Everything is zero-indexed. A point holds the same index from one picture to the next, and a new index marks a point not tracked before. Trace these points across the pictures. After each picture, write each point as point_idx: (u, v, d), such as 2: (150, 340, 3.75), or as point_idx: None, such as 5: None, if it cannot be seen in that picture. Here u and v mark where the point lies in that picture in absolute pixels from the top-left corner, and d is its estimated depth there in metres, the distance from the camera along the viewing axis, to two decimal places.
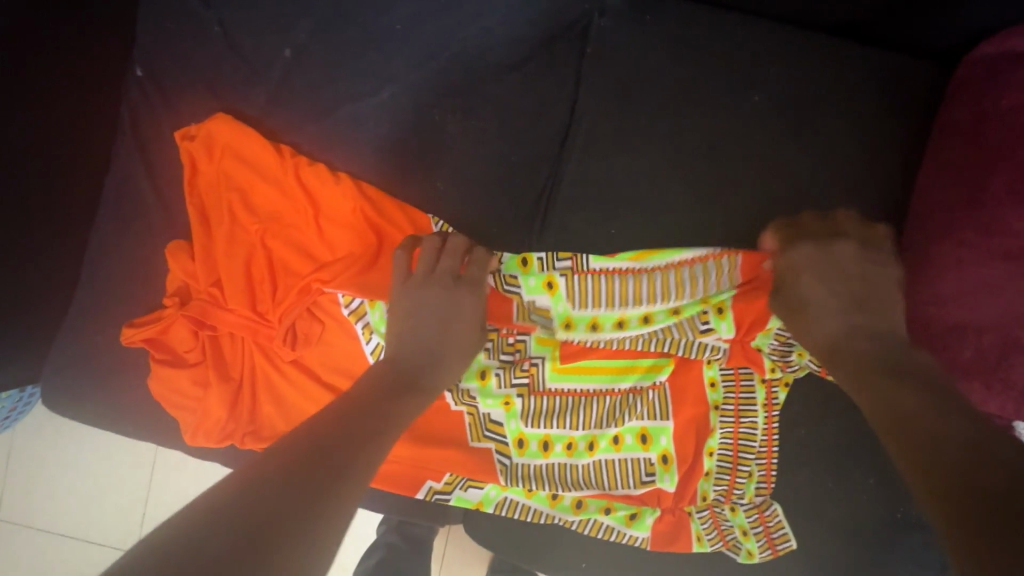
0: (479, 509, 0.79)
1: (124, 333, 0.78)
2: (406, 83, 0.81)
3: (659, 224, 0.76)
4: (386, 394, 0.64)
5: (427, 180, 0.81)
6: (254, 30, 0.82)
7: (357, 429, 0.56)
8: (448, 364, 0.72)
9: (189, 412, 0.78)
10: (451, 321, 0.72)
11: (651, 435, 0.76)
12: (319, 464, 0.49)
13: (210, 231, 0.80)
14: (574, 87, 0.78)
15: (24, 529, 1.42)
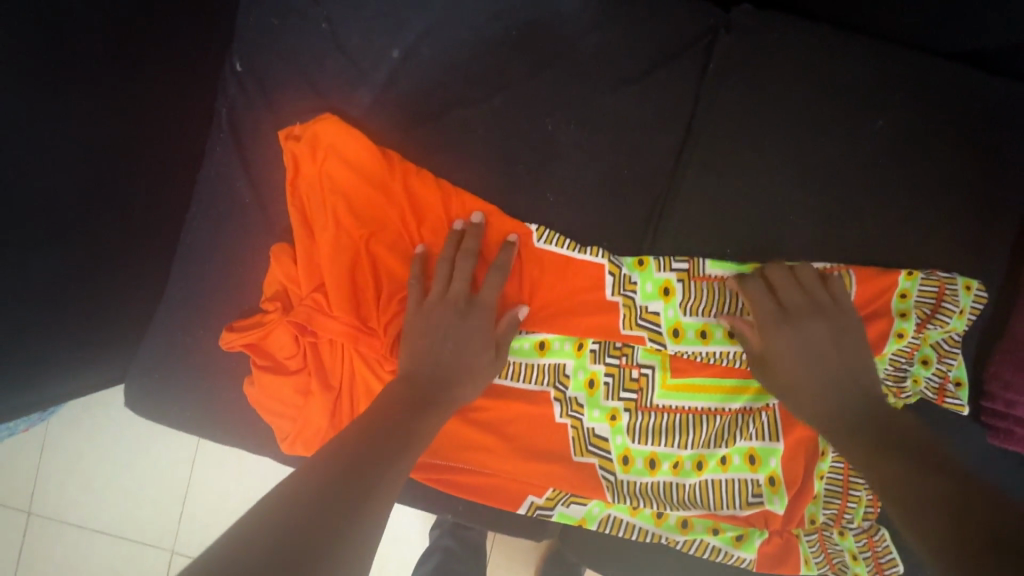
0: (582, 525, 0.79)
1: (223, 337, 0.76)
2: (518, 91, 0.79)
3: (772, 245, 0.76)
4: (394, 420, 0.64)
5: (535, 192, 0.79)
6: (361, 29, 0.79)
7: (364, 465, 0.55)
8: (465, 390, 0.72)
9: (289, 420, 0.77)
10: (464, 341, 0.73)
11: (759, 455, 0.76)
12: (328, 498, 0.48)
13: (312, 234, 0.77)
14: (693, 103, 0.77)
15: (59, 522, 1.39)
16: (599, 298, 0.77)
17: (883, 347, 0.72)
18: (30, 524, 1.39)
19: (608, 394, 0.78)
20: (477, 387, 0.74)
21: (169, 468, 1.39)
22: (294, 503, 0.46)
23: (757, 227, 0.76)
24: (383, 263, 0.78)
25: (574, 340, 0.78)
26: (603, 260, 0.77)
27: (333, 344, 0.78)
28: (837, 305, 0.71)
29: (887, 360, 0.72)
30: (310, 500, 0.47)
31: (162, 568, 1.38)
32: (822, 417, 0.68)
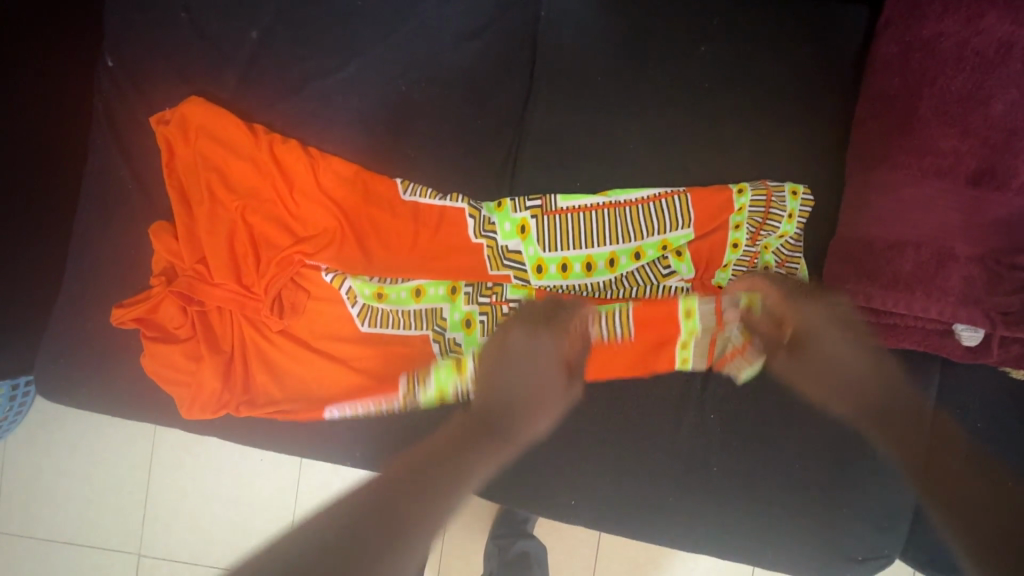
0: (441, 397, 0.83)
1: (113, 314, 0.80)
2: (372, 56, 0.84)
3: (619, 174, 0.81)
4: (468, 437, 0.71)
5: (399, 147, 0.85)
6: (220, 14, 0.85)
7: (414, 511, 0.56)
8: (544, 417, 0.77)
9: (184, 386, 0.81)
10: (546, 379, 0.75)
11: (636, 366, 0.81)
12: (371, 512, 0.54)
13: (191, 210, 0.82)
14: (532, 49, 0.83)
15: (22, 539, 1.36)
16: (464, 242, 0.82)
17: (723, 258, 0.79)
18: None
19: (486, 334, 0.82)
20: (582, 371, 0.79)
21: (127, 473, 1.36)
22: (313, 563, 0.46)
23: (603, 160, 0.81)
24: (259, 230, 0.82)
25: (448, 284, 0.84)
26: (462, 204, 0.82)
27: (224, 313, 0.83)
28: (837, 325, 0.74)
29: (729, 270, 0.79)
30: (371, 513, 0.54)
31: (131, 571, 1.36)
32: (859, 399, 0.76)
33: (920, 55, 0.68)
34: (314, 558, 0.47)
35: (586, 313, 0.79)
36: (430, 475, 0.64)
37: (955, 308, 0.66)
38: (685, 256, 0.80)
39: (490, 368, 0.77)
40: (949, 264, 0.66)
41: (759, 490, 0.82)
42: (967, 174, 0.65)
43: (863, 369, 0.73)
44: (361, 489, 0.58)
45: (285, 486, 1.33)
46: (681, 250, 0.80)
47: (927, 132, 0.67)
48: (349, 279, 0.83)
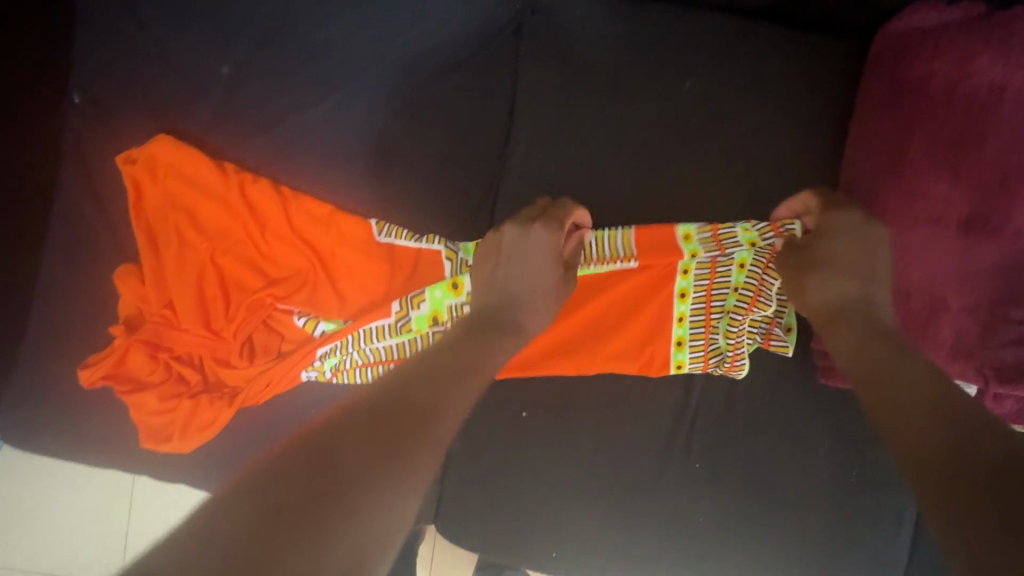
0: (437, 319, 0.76)
1: (82, 376, 0.77)
2: (347, 91, 0.82)
3: (602, 213, 0.78)
4: (458, 342, 0.58)
5: (375, 185, 0.82)
6: (191, 49, 0.83)
7: (420, 413, 0.46)
8: (527, 318, 0.66)
9: (163, 429, 0.78)
10: (540, 262, 0.67)
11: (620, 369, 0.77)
12: (387, 416, 0.44)
13: (157, 252, 0.79)
14: (512, 84, 0.80)
15: None
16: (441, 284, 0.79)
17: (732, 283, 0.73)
18: None
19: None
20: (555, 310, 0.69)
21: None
22: (295, 501, 0.35)
23: (586, 198, 0.79)
24: (228, 272, 0.80)
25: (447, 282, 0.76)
26: (439, 244, 0.78)
27: (190, 360, 0.80)
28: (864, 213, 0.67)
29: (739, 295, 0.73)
30: (389, 412, 0.45)
31: None
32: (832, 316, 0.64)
33: (910, 96, 0.65)
34: (349, 442, 0.41)
35: (583, 229, 0.73)
36: (440, 398, 0.49)
37: (947, 359, 0.65)
38: (691, 273, 0.73)
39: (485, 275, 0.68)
40: (940, 315, 0.64)
41: (750, 542, 0.79)
42: (960, 221, 0.63)
43: (852, 295, 0.63)
44: (353, 399, 0.46)
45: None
46: (687, 269, 0.74)
47: (916, 176, 0.64)
48: (320, 323, 0.79)
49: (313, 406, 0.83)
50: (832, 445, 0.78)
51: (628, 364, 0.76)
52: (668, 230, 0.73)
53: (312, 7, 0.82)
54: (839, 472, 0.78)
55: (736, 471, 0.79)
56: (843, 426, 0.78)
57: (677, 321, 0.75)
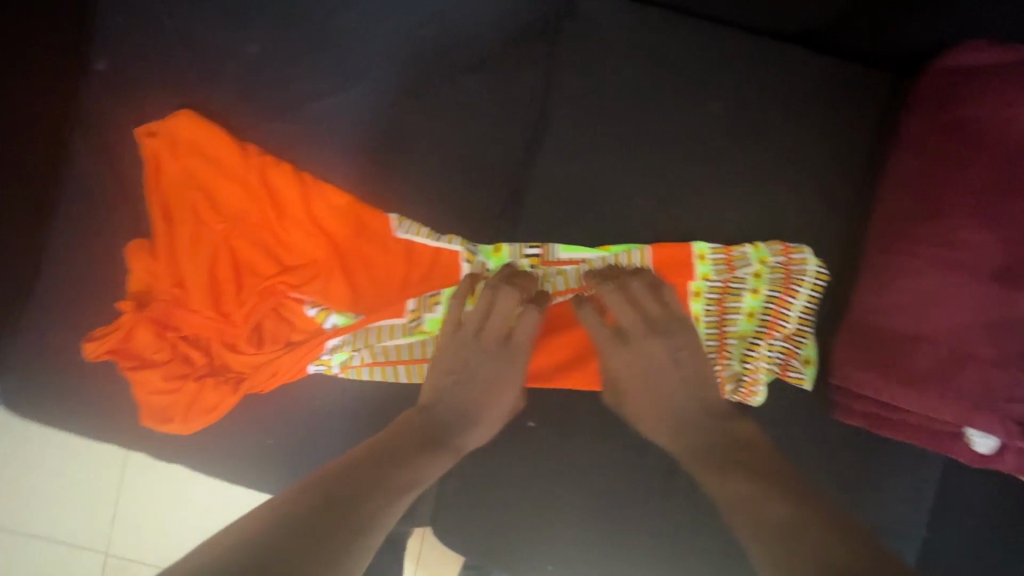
0: None
1: (86, 349, 0.76)
2: (372, 80, 0.80)
3: (624, 227, 0.76)
4: (417, 448, 0.67)
5: (391, 179, 0.79)
6: (220, 26, 0.81)
7: (374, 488, 0.60)
8: (472, 428, 0.72)
9: (167, 409, 0.77)
10: (473, 368, 0.73)
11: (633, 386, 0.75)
12: (348, 488, 0.58)
13: (170, 232, 0.78)
14: (542, 87, 0.78)
15: None
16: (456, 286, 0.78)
17: (747, 308, 0.73)
18: None
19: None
20: (506, 416, 0.75)
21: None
22: (285, 543, 0.50)
23: (609, 212, 0.77)
24: (242, 258, 0.78)
25: (464, 287, 0.76)
26: (458, 246, 0.77)
27: (197, 342, 0.78)
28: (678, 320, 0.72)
29: (755, 322, 0.73)
30: (349, 482, 0.59)
31: None
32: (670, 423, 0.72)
33: (953, 138, 0.64)
34: (320, 506, 0.55)
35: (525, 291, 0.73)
36: (391, 477, 0.62)
37: (967, 412, 0.63)
38: (704, 296, 0.75)
39: (433, 375, 0.73)
40: (964, 364, 0.63)
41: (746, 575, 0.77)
42: (994, 269, 0.62)
43: (688, 411, 0.71)
44: (323, 472, 0.60)
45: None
46: (698, 291, 0.75)
47: (952, 220, 0.63)
48: (332, 314, 0.78)
49: (315, 397, 0.81)
50: (847, 489, 0.75)
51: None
52: (684, 248, 0.74)
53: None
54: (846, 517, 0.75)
55: None
56: (855, 469, 0.75)
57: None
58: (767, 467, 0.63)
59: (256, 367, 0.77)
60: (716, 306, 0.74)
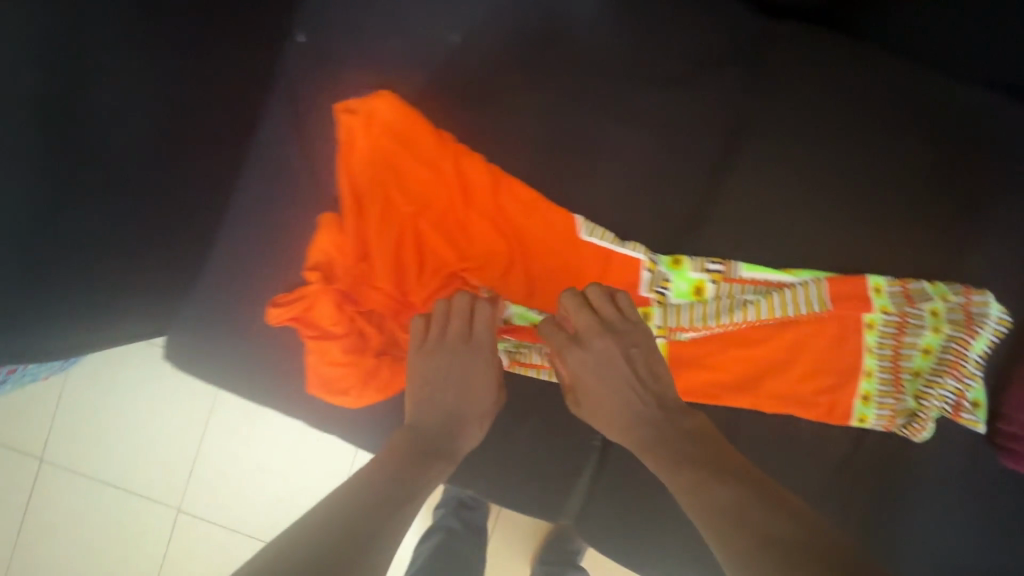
0: None
1: (269, 314, 0.78)
2: (571, 83, 0.82)
3: (810, 251, 0.77)
4: (410, 461, 0.66)
5: (582, 179, 0.80)
6: (427, 12, 0.83)
7: (383, 509, 0.59)
8: (465, 432, 0.73)
9: (339, 380, 0.79)
10: (468, 378, 0.74)
11: (800, 409, 0.76)
12: (362, 510, 0.57)
13: (359, 213, 0.79)
14: (740, 107, 0.80)
15: (68, 472, 1.39)
16: (633, 293, 0.79)
17: (924, 346, 0.75)
18: (37, 471, 1.40)
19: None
20: (485, 419, 0.75)
21: (186, 428, 1.39)
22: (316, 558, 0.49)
23: (794, 236, 0.78)
24: (424, 244, 0.80)
25: (638, 308, 0.78)
26: (640, 253, 0.78)
27: (379, 324, 0.80)
28: (628, 323, 0.72)
29: (931, 360, 0.75)
30: (366, 504, 0.58)
31: (166, 527, 1.39)
32: (627, 431, 0.69)
33: None
34: (340, 526, 0.54)
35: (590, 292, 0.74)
36: (397, 493, 0.61)
37: None
38: (877, 328, 0.75)
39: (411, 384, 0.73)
40: None
41: None
42: None
43: (649, 415, 0.69)
44: (340, 494, 0.59)
45: (336, 471, 1.36)
46: (873, 323, 0.75)
47: None
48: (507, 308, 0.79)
49: None
50: (998, 528, 0.76)
51: (802, 409, 0.76)
52: (861, 281, 0.75)
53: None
54: (996, 557, 0.76)
55: (897, 536, 0.76)
56: (1011, 512, 0.76)
57: (864, 375, 0.75)
58: (738, 462, 0.63)
59: None
60: (892, 341, 0.75)
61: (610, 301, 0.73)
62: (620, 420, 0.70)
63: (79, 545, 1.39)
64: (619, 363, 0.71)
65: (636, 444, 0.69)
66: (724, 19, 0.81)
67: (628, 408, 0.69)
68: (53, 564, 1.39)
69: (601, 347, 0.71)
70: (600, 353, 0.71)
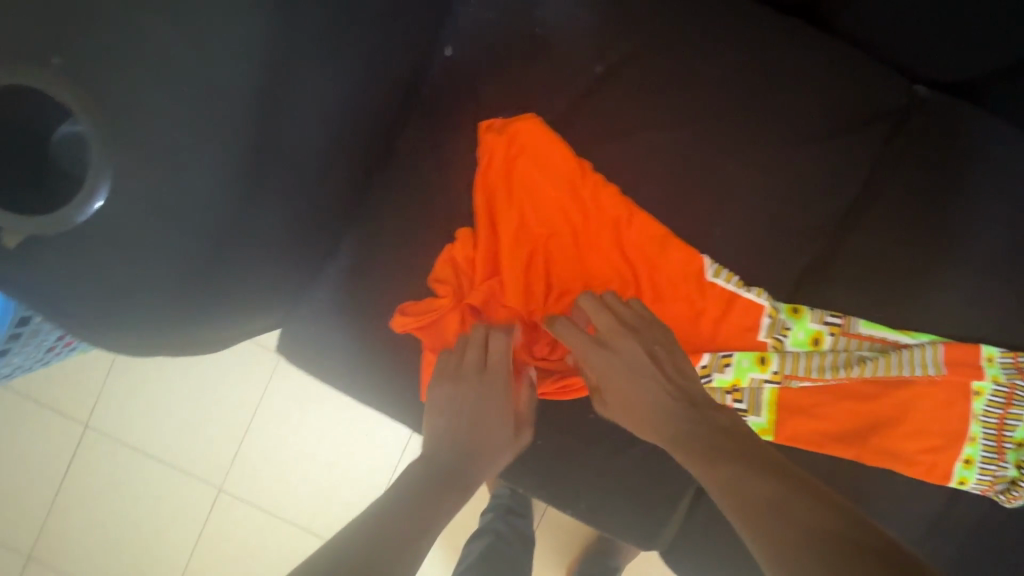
0: (735, 385, 0.81)
1: (395, 321, 0.78)
2: (710, 125, 0.82)
3: (923, 316, 0.80)
4: (439, 488, 0.69)
5: (710, 221, 0.83)
6: (574, 37, 0.83)
7: (418, 520, 0.64)
8: (482, 468, 0.74)
9: None
10: (479, 421, 0.75)
11: (905, 466, 0.79)
12: (412, 509, 0.65)
13: (494, 229, 0.81)
14: (874, 167, 0.81)
15: (110, 440, 1.33)
16: (751, 337, 0.81)
17: None
18: (77, 436, 1.33)
19: (749, 390, 0.81)
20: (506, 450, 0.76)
21: (232, 409, 1.32)
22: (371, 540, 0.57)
23: (911, 300, 0.81)
24: (553, 267, 0.82)
25: (755, 353, 0.80)
26: (764, 300, 0.80)
27: None
28: (638, 322, 0.77)
29: None
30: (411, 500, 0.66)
31: (206, 505, 1.32)
32: (657, 426, 0.73)
33: None
34: (387, 518, 0.61)
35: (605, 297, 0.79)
36: (402, 529, 0.61)
37: None
38: (985, 396, 0.78)
39: (431, 417, 0.76)
40: None
41: None
42: None
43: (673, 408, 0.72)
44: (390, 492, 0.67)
45: (385, 469, 1.32)
46: (982, 390, 0.78)
47: None
48: None
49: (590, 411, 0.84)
50: None
51: (904, 467, 0.79)
52: (975, 349, 0.78)
53: (705, 35, 0.82)
54: None
55: None
56: None
57: (968, 440, 0.78)
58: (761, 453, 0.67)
59: (552, 375, 0.81)
60: (999, 409, 0.78)
61: (623, 307, 0.78)
62: (649, 414, 0.74)
63: (110, 517, 1.33)
64: (642, 359, 0.75)
65: (663, 437, 0.72)
66: (875, 78, 0.81)
67: (657, 403, 0.73)
68: (82, 533, 1.33)
69: (628, 345, 0.75)
70: (632, 352, 0.75)
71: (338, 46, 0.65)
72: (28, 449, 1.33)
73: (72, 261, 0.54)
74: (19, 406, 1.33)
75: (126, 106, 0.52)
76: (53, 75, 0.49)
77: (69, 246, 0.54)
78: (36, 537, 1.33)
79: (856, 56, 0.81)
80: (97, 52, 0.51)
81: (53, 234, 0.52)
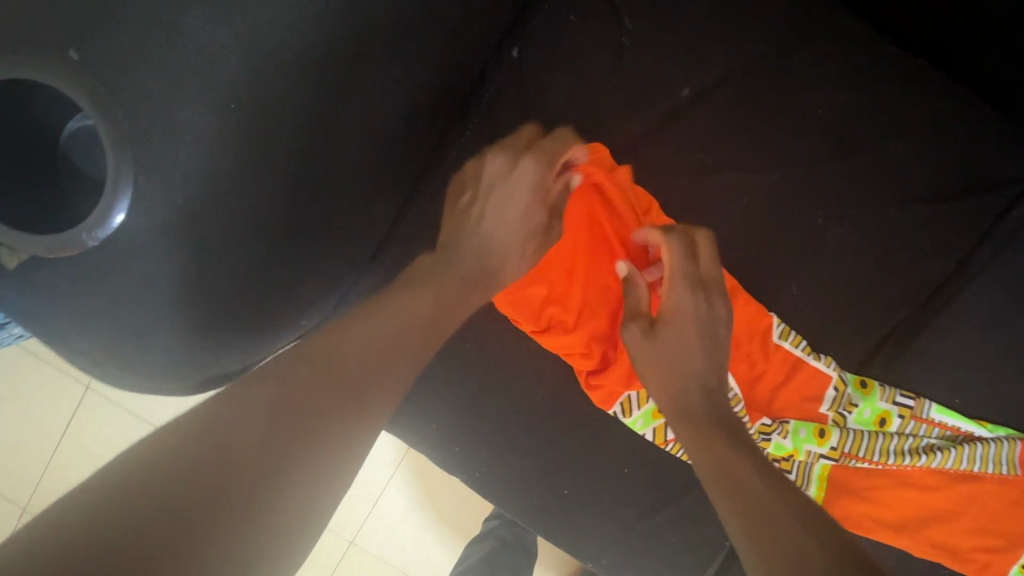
0: (788, 456, 0.73)
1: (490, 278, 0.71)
2: (797, 171, 0.74)
3: (998, 409, 0.74)
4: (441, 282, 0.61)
5: (784, 277, 0.75)
6: (661, 56, 0.75)
7: (372, 379, 0.51)
8: (505, 254, 0.65)
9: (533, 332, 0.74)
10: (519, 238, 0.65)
11: (955, 559, 0.73)
12: (317, 393, 0.46)
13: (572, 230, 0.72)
14: (972, 240, 0.73)
15: (112, 405, 1.26)
16: (810, 409, 0.74)
17: None
18: (78, 397, 1.25)
19: (800, 462, 0.74)
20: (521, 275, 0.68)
21: None
22: (181, 489, 0.36)
23: (990, 387, 0.74)
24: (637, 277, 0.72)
25: (814, 425, 0.73)
26: (832, 370, 0.73)
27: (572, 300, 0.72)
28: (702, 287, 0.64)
29: None
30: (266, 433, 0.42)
31: None
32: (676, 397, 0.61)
33: None
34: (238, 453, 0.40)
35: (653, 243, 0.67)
36: (322, 398, 0.46)
37: None
38: None
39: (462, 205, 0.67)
40: None
41: None
42: None
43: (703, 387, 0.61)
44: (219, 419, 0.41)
45: (388, 469, 1.26)
46: None
47: None
48: None
49: (627, 464, 0.79)
50: None
51: (956, 563, 0.73)
52: None
53: (802, 68, 0.74)
54: None
55: None
56: None
57: None
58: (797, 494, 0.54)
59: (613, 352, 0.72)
60: None
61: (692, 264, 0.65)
62: (684, 395, 0.61)
63: None
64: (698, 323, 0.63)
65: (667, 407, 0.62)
66: (986, 138, 0.73)
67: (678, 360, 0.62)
68: None
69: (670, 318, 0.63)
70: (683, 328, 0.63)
71: (406, 53, 0.59)
72: (27, 404, 1.24)
73: (82, 294, 0.46)
74: (21, 358, 1.25)
75: (157, 112, 0.45)
76: (63, 72, 0.42)
77: (80, 275, 0.46)
78: (31, 494, 1.26)
79: (973, 110, 0.73)
80: (132, 47, 0.43)
81: (65, 255, 0.44)
